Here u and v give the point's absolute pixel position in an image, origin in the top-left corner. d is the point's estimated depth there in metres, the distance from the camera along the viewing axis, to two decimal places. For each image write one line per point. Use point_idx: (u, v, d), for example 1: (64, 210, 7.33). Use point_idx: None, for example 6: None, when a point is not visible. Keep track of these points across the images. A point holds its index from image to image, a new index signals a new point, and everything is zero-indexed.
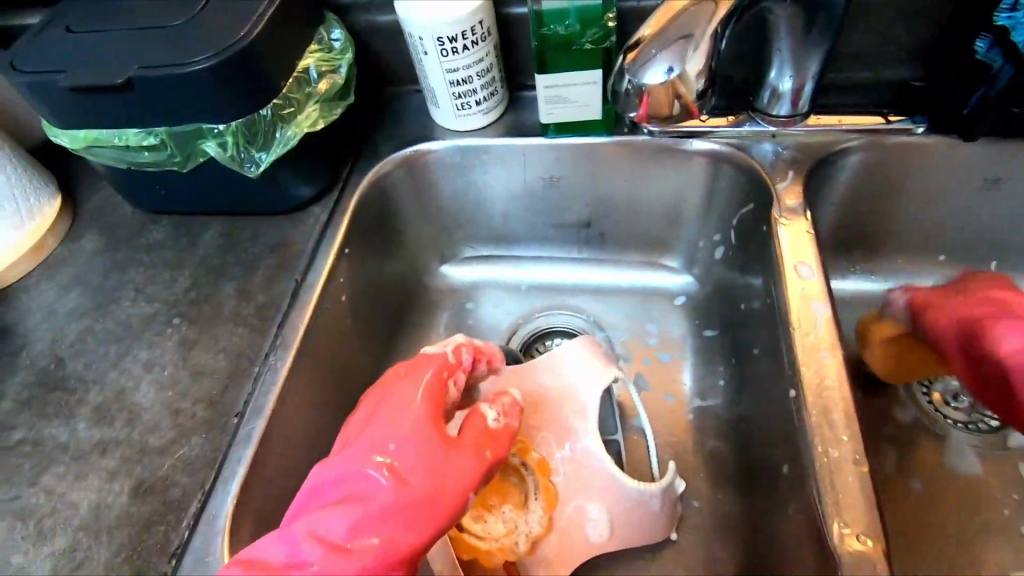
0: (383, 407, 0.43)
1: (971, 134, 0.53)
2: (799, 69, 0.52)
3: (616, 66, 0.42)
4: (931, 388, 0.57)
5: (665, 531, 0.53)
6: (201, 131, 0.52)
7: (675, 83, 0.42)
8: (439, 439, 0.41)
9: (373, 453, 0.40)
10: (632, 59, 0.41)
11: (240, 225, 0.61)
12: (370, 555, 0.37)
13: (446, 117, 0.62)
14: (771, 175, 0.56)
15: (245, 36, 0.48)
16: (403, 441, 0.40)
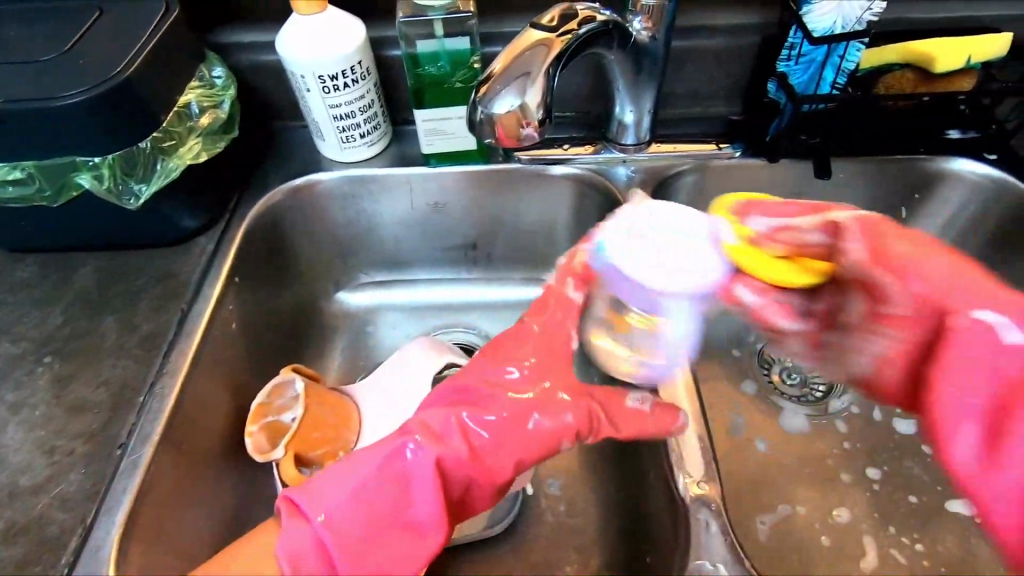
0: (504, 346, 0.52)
1: (775, 156, 0.65)
2: (638, 105, 0.62)
3: (470, 97, 0.47)
4: (770, 370, 0.71)
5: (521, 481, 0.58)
6: (74, 164, 0.52)
7: (521, 112, 0.47)
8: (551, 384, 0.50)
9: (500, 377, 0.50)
10: (483, 93, 0.47)
11: (117, 259, 0.60)
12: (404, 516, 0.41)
13: (333, 149, 0.66)
14: (624, 194, 0.65)
15: (121, 72, 0.49)
16: (493, 429, 0.47)
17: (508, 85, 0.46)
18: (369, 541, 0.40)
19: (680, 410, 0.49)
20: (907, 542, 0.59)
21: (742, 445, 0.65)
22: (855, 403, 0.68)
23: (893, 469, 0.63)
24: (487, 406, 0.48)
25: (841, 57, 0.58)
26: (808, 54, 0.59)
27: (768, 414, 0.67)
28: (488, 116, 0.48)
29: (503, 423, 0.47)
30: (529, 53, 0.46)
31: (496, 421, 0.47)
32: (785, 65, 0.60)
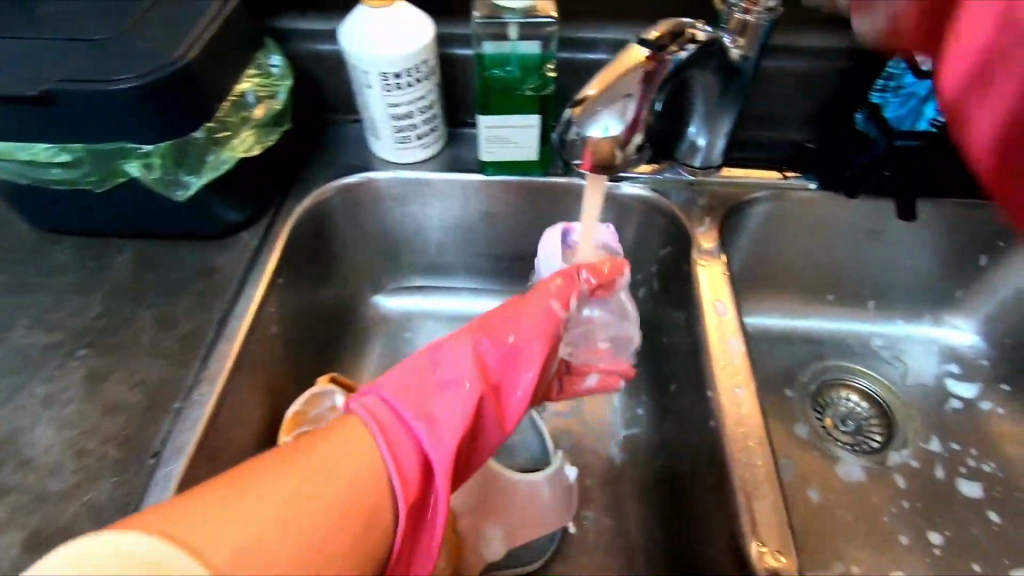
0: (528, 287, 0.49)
1: (855, 190, 0.62)
2: (715, 128, 0.58)
3: (562, 119, 0.39)
4: (824, 414, 0.67)
5: (563, 516, 0.54)
6: (124, 150, 0.49)
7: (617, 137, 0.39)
8: (557, 294, 0.48)
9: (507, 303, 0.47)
10: (578, 114, 0.39)
11: (157, 248, 0.58)
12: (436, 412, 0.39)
13: (387, 149, 0.63)
14: (691, 220, 0.61)
15: (179, 59, 0.46)
16: (519, 332, 0.46)
17: (609, 107, 0.38)
18: (408, 417, 0.38)
19: (754, 467, 0.46)
20: None
21: (793, 492, 0.61)
22: (915, 457, 0.64)
23: (956, 535, 0.59)
24: (518, 303, 0.47)
25: None
26: (908, 88, 0.56)
27: (822, 461, 0.64)
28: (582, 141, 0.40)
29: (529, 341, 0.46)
30: (634, 72, 0.38)
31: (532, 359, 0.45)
32: (879, 96, 0.58)
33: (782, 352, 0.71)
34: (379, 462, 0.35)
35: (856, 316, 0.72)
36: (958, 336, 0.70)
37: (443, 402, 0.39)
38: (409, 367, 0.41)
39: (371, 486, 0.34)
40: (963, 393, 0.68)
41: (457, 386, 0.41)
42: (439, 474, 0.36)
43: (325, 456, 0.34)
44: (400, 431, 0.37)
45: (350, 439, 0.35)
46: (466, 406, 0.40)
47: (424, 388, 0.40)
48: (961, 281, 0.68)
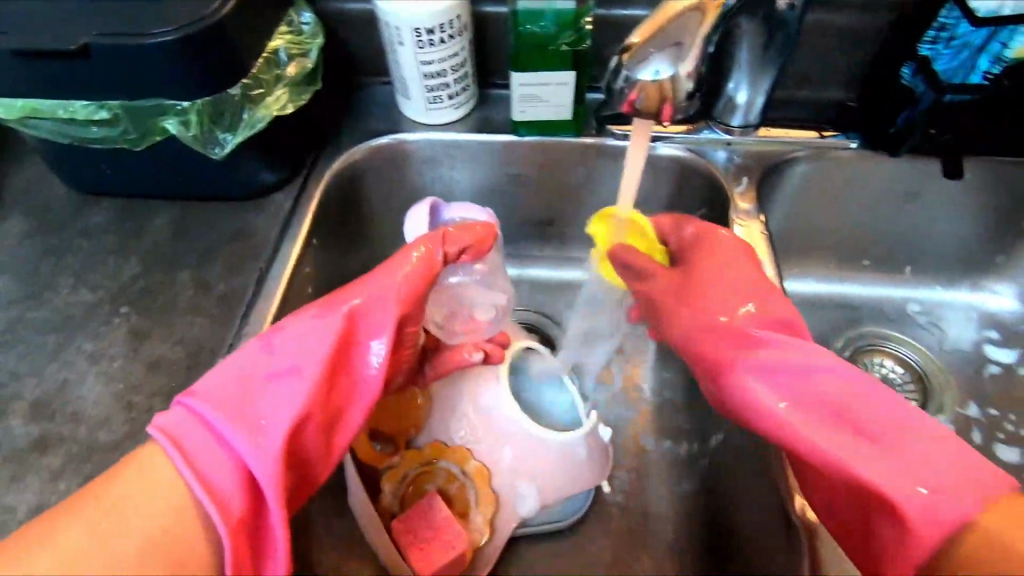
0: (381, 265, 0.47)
1: (899, 150, 0.60)
2: (755, 85, 0.57)
3: (609, 65, 0.38)
4: None
5: (599, 474, 0.55)
6: (162, 107, 0.49)
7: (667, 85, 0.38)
8: (420, 274, 0.46)
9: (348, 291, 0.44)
10: (626, 60, 0.37)
11: (192, 209, 0.58)
12: (252, 432, 0.36)
13: (417, 110, 0.62)
14: (727, 181, 0.60)
15: (215, 11, 0.45)
16: (375, 297, 0.44)
17: (659, 53, 0.36)
18: (212, 442, 0.35)
19: None
20: None
21: None
22: (951, 422, 0.63)
23: None
24: (362, 290, 0.44)
25: (1004, 43, 0.52)
26: (962, 37, 0.53)
27: None
28: (628, 88, 0.38)
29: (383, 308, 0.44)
30: (686, 17, 0.36)
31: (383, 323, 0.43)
32: (929, 48, 0.55)
33: (814, 318, 0.70)
34: (188, 483, 0.33)
35: (892, 282, 0.71)
36: (998, 301, 0.69)
37: (260, 403, 0.38)
38: (233, 380, 0.38)
39: (178, 500, 0.33)
40: (1001, 359, 0.67)
41: (290, 378, 0.39)
42: (266, 490, 0.34)
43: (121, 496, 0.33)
44: (214, 444, 0.35)
45: (152, 468, 0.34)
46: (298, 401, 0.38)
47: (242, 399, 0.37)
48: (1003, 247, 0.67)
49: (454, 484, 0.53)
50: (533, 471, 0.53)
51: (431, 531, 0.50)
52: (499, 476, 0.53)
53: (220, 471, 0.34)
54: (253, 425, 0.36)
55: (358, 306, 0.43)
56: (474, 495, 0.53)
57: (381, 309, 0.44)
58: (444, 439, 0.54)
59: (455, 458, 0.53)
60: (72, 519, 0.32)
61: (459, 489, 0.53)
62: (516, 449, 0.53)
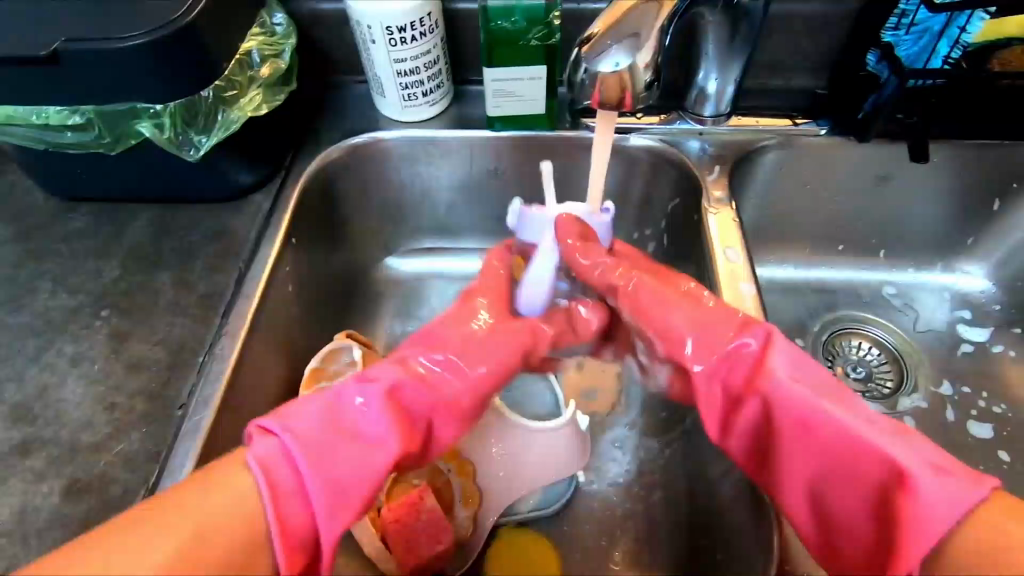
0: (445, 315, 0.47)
1: (866, 134, 0.61)
2: (723, 74, 0.58)
3: (569, 58, 0.38)
4: (835, 362, 0.67)
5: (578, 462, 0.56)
6: (135, 110, 0.49)
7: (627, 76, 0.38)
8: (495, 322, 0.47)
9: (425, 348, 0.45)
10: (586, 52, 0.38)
11: (170, 212, 0.58)
12: (354, 484, 0.36)
13: (393, 108, 0.63)
14: (700, 170, 0.61)
15: (186, 14, 0.46)
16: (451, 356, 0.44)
17: (618, 44, 0.37)
18: (337, 469, 0.35)
19: None
20: None
21: None
22: (926, 401, 0.65)
23: None
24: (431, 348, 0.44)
25: (961, 26, 0.54)
26: (922, 23, 0.54)
27: None
28: (589, 79, 0.39)
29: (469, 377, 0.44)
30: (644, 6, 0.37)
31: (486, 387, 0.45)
32: (891, 35, 0.56)
33: (792, 304, 0.71)
34: (263, 525, 0.33)
35: (866, 266, 0.72)
36: (969, 282, 0.70)
37: (349, 450, 0.37)
38: (363, 397, 0.39)
39: (253, 539, 0.32)
40: (974, 338, 0.68)
41: (375, 437, 0.38)
42: (327, 547, 0.34)
43: (221, 516, 0.32)
44: (299, 492, 0.34)
45: (222, 496, 0.33)
46: (382, 459, 0.37)
47: (342, 440, 0.37)
48: (973, 228, 0.68)
49: (439, 478, 0.54)
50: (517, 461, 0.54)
51: (421, 523, 0.50)
52: (483, 467, 0.54)
53: (321, 517, 0.34)
54: (333, 483, 0.35)
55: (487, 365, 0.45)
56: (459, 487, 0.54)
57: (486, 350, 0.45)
58: None
59: (442, 452, 0.54)
60: (148, 544, 0.31)
61: (444, 481, 0.54)
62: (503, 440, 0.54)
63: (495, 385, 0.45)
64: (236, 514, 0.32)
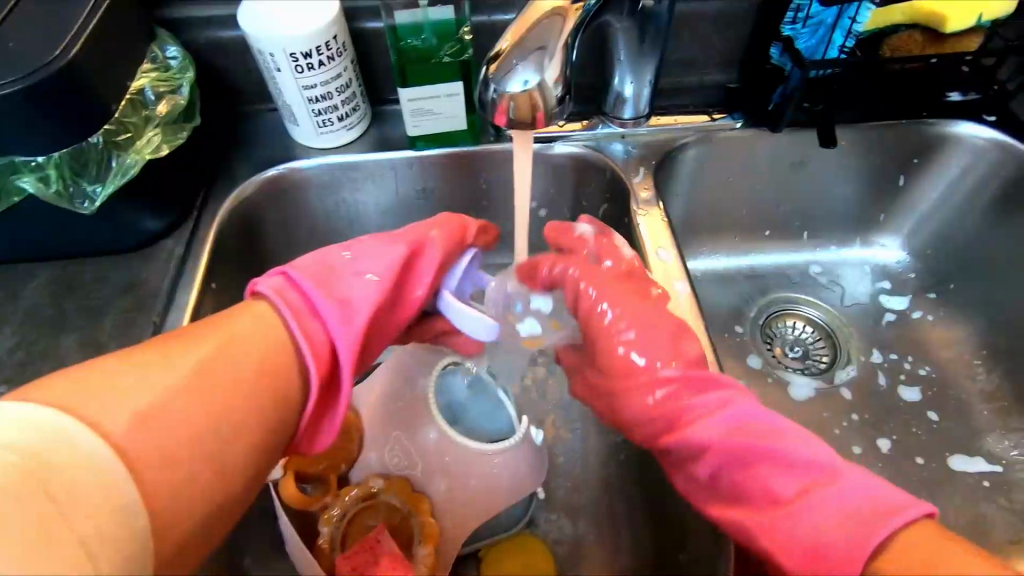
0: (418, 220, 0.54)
1: (778, 125, 0.63)
2: (638, 76, 0.58)
3: (478, 78, 0.37)
4: (773, 344, 0.70)
5: (537, 479, 0.54)
6: (14, 164, 0.45)
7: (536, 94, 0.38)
8: (452, 227, 0.54)
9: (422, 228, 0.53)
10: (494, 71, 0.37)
11: (71, 269, 0.54)
12: (354, 310, 0.45)
13: (308, 136, 0.60)
14: (626, 172, 0.62)
15: (60, 56, 0.42)
16: (444, 234, 0.52)
17: (524, 62, 0.36)
18: (349, 303, 0.45)
19: None
20: None
21: None
22: (858, 372, 0.68)
23: (902, 438, 0.63)
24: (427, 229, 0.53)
25: (851, 18, 0.56)
26: (816, 16, 0.57)
27: (776, 387, 0.67)
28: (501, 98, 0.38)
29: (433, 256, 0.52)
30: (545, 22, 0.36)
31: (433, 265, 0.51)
32: (790, 28, 0.58)
33: (727, 291, 0.73)
34: (290, 336, 0.41)
35: (792, 249, 0.75)
36: (886, 254, 0.74)
37: (355, 287, 0.47)
38: (367, 274, 0.48)
39: (278, 345, 0.41)
40: (896, 307, 0.72)
41: (364, 276, 0.47)
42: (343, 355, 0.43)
43: (230, 333, 0.40)
44: (309, 313, 0.44)
45: (259, 318, 0.42)
46: (370, 296, 0.46)
47: (339, 282, 0.47)
48: (883, 205, 0.72)
49: (397, 516, 0.52)
50: (475, 488, 0.53)
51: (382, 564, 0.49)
52: (440, 502, 0.54)
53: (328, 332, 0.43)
54: (340, 302, 0.45)
55: (444, 237, 0.52)
56: (416, 524, 0.52)
57: (449, 238, 0.53)
58: (382, 471, 0.55)
59: (395, 489, 0.53)
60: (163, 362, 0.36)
61: (401, 519, 0.52)
62: (459, 471, 0.54)
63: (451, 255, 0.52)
64: (266, 340, 0.41)
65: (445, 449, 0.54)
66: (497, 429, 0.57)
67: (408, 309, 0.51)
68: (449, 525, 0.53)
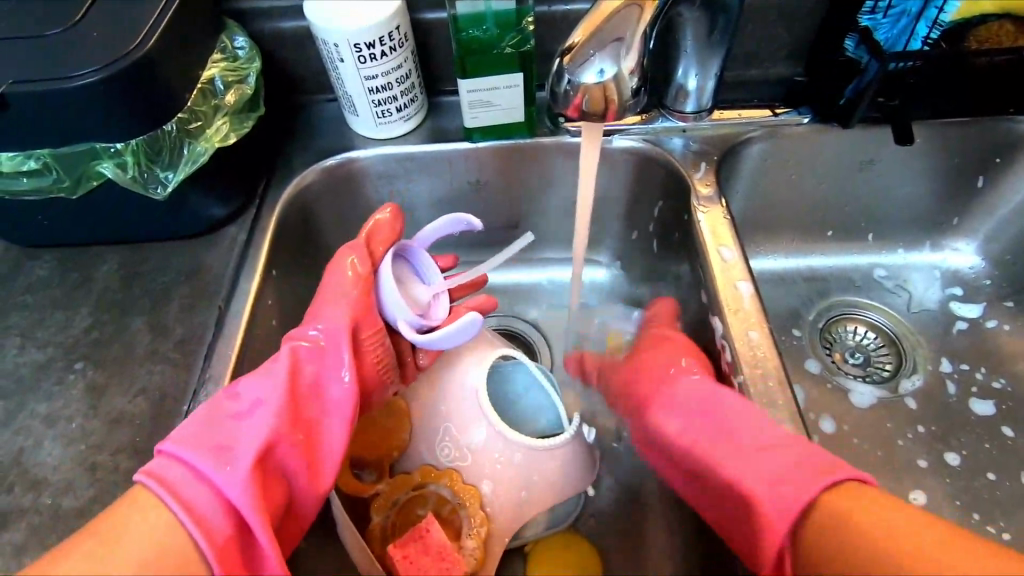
0: (322, 301, 0.51)
1: (849, 121, 0.60)
2: (703, 69, 0.56)
3: (552, 70, 0.38)
4: (832, 349, 0.67)
5: (585, 476, 0.55)
6: (94, 151, 0.46)
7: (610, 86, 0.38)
8: (357, 283, 0.51)
9: (305, 337, 0.49)
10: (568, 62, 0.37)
11: (140, 253, 0.56)
12: (245, 449, 0.39)
13: (367, 126, 0.61)
14: (686, 168, 0.60)
15: (139, 46, 0.43)
16: (329, 321, 0.49)
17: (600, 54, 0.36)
18: (239, 444, 0.39)
19: (769, 391, 0.47)
20: (994, 531, 0.56)
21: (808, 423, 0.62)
22: (925, 382, 0.65)
23: (972, 453, 0.60)
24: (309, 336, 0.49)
25: (938, 7, 0.55)
26: (899, 6, 0.56)
27: (835, 395, 0.64)
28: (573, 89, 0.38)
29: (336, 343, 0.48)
30: (623, 14, 0.35)
31: (340, 357, 0.48)
32: (869, 18, 0.57)
33: (785, 294, 0.70)
34: (172, 514, 0.35)
35: (856, 251, 0.72)
36: (959, 259, 0.70)
37: (240, 426, 0.41)
38: (252, 407, 0.42)
39: (177, 543, 0.35)
40: (968, 315, 0.68)
41: (254, 411, 0.42)
42: (243, 504, 0.36)
43: (106, 530, 0.35)
44: (192, 479, 0.37)
45: (130, 504, 0.36)
46: (262, 430, 0.40)
47: (222, 427, 0.40)
48: (956, 208, 0.68)
49: (447, 507, 0.52)
50: (526, 483, 0.53)
51: (432, 556, 0.49)
52: (490, 496, 0.53)
53: (219, 488, 0.37)
54: (219, 448, 0.39)
55: (325, 326, 0.49)
56: (466, 515, 0.52)
57: (356, 299, 0.50)
58: (432, 462, 0.54)
59: (446, 480, 0.53)
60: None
61: (452, 510, 0.52)
62: (510, 465, 0.53)
63: (354, 328, 0.49)
64: (143, 523, 0.35)
65: (495, 443, 0.53)
66: (548, 425, 0.57)
67: (323, 414, 0.45)
68: (499, 519, 0.52)
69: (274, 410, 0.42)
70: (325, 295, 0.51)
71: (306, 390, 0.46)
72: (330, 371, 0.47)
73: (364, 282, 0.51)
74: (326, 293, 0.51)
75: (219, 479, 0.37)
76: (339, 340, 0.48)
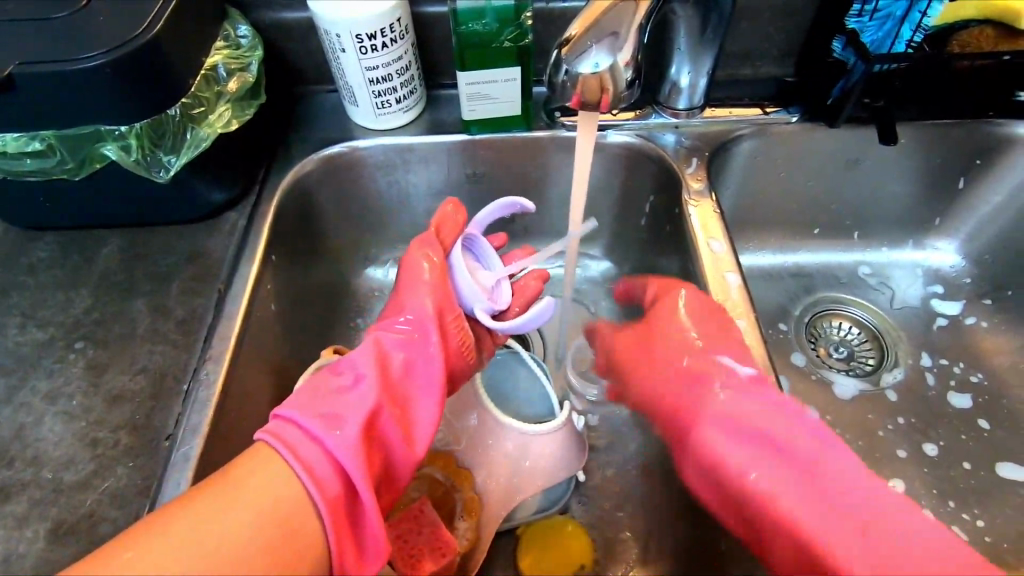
0: (406, 288, 0.52)
1: (836, 121, 0.62)
2: (696, 66, 0.58)
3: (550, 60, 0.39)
4: (817, 344, 0.69)
5: (575, 462, 0.55)
6: (99, 133, 0.47)
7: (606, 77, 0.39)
8: (436, 274, 0.52)
9: (397, 323, 0.50)
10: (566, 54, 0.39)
11: (141, 236, 0.56)
12: (354, 415, 0.40)
13: (366, 116, 0.62)
14: (678, 163, 0.61)
15: (147, 30, 0.44)
16: (416, 307, 0.50)
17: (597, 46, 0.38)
18: (345, 412, 0.40)
19: None
20: (968, 517, 0.58)
21: None
22: (906, 375, 0.67)
23: (950, 444, 0.62)
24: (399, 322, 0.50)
25: (923, 10, 0.55)
26: (884, 9, 0.56)
27: (820, 386, 0.66)
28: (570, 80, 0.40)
29: (424, 329, 0.49)
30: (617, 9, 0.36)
31: (429, 345, 0.48)
32: (856, 21, 0.58)
33: (773, 289, 0.72)
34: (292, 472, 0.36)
35: (841, 249, 0.74)
36: (940, 257, 0.72)
37: (346, 395, 0.42)
38: (354, 379, 0.43)
39: (293, 507, 0.35)
40: (948, 311, 0.70)
41: (357, 384, 0.43)
42: (351, 465, 0.37)
43: (223, 495, 0.35)
44: (308, 440, 0.38)
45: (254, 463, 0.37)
46: (367, 400, 0.41)
47: (329, 397, 0.42)
48: (938, 208, 0.70)
49: (441, 490, 0.54)
50: (517, 468, 0.54)
51: (425, 535, 0.49)
52: (482, 480, 0.54)
53: (331, 451, 0.38)
54: (328, 416, 0.40)
55: (412, 312, 0.50)
56: (459, 498, 0.53)
57: (435, 288, 0.51)
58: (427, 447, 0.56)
59: (441, 464, 0.55)
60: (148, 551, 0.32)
61: (445, 492, 0.54)
62: (502, 450, 0.54)
63: (438, 315, 0.50)
64: (263, 485, 0.35)
65: (489, 429, 0.55)
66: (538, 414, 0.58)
67: (411, 390, 0.46)
68: (490, 503, 0.54)
69: (375, 381, 0.43)
70: (406, 285, 0.52)
71: (398, 368, 0.46)
72: (417, 351, 0.48)
73: (441, 272, 0.52)
74: (407, 282, 0.52)
75: (329, 442, 0.38)
76: (428, 323, 0.49)
